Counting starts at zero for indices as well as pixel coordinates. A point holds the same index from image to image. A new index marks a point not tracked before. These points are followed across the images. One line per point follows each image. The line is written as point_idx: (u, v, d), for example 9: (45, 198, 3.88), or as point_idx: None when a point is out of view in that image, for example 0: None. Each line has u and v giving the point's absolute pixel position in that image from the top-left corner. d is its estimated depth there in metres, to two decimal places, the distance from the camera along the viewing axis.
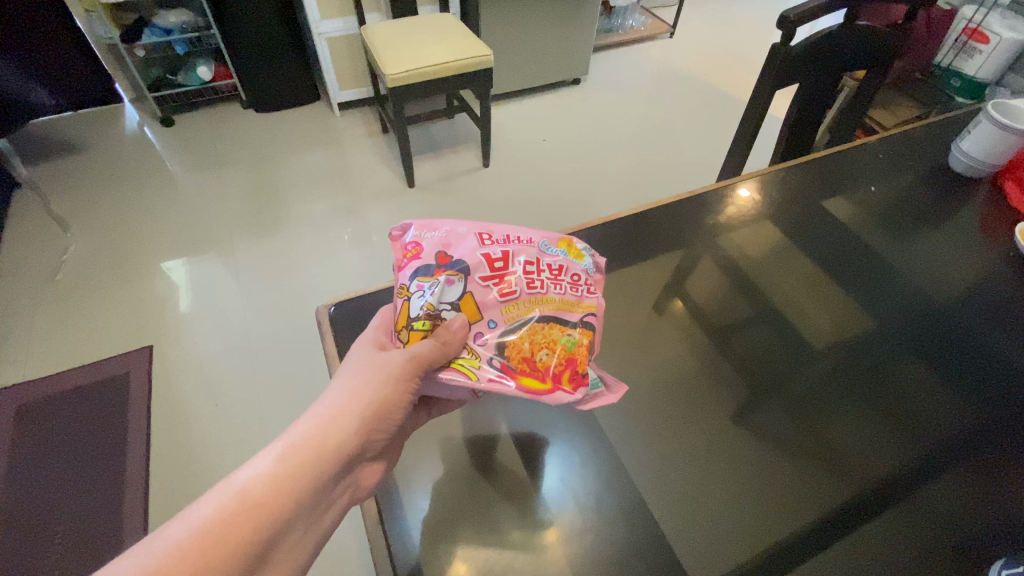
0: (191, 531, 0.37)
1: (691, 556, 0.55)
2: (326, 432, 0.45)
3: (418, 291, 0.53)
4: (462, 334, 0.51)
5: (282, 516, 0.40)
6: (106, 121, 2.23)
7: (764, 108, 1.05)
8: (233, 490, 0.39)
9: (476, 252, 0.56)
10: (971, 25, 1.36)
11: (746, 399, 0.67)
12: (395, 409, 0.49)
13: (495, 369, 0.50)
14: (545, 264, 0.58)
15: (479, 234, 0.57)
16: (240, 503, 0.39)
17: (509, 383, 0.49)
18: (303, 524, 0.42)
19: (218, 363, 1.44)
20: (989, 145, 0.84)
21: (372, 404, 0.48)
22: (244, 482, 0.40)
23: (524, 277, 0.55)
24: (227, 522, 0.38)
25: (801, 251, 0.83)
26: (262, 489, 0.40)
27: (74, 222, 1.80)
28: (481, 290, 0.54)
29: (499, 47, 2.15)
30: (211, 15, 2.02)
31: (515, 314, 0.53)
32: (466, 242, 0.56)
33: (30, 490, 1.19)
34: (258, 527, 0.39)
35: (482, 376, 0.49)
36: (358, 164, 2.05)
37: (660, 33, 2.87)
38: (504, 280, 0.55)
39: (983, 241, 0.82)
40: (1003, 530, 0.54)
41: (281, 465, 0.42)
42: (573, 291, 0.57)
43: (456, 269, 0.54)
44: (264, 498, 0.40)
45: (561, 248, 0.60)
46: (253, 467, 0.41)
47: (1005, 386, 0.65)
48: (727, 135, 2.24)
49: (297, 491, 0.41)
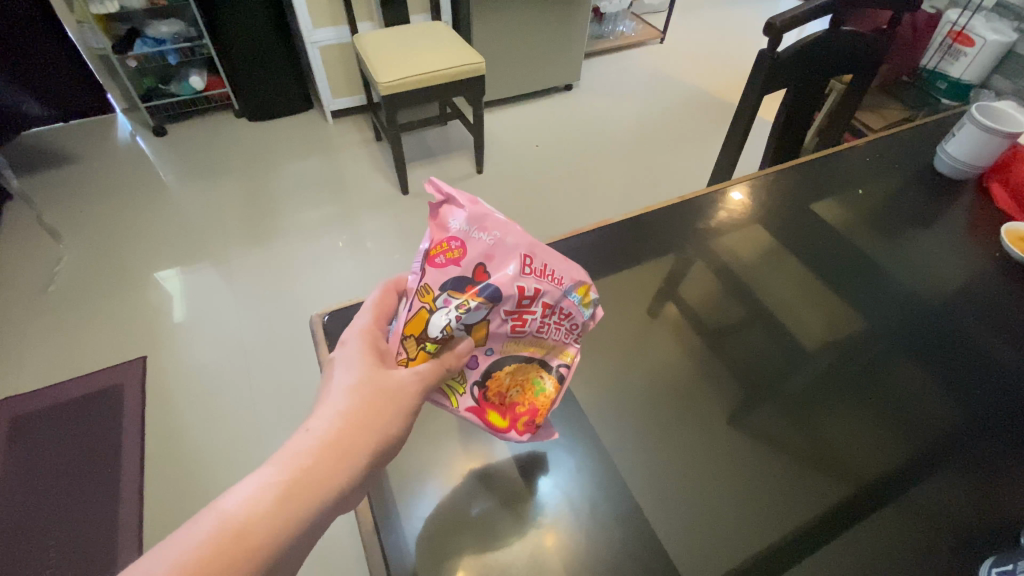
0: (176, 564, 0.36)
1: (689, 555, 0.55)
2: (323, 454, 0.43)
3: (443, 306, 0.49)
4: (463, 357, 0.52)
5: (274, 545, 0.39)
6: (98, 130, 2.22)
7: (751, 114, 1.07)
8: (221, 515, 0.39)
9: (513, 283, 0.50)
10: (956, 28, 1.38)
11: (741, 400, 0.68)
12: (395, 432, 0.48)
13: (474, 398, 0.54)
14: (563, 309, 0.55)
15: (522, 257, 0.51)
16: (229, 531, 0.38)
17: (475, 414, 0.54)
18: (300, 549, 0.41)
19: (213, 372, 1.43)
20: (973, 148, 0.85)
21: (372, 428, 0.46)
22: (233, 507, 0.39)
23: (538, 318, 0.54)
24: (215, 555, 0.37)
25: (791, 253, 0.84)
26: (252, 516, 0.39)
27: (68, 232, 1.79)
28: (497, 322, 0.51)
29: (491, 54, 2.17)
30: (203, 25, 2.03)
31: (511, 349, 0.55)
32: (507, 262, 0.51)
33: (22, 503, 1.18)
34: (248, 560, 0.38)
35: (461, 404, 0.54)
36: (352, 172, 2.05)
37: (651, 39, 2.90)
38: (521, 319, 0.52)
39: (971, 242, 0.83)
40: (994, 528, 0.55)
41: (274, 492, 0.40)
42: (564, 339, 0.57)
43: (486, 296, 0.49)
44: (256, 530, 0.39)
45: (578, 294, 0.56)
46: (244, 492, 0.40)
47: (993, 384, 0.67)
48: (718, 139, 2.27)
49: (290, 520, 0.40)
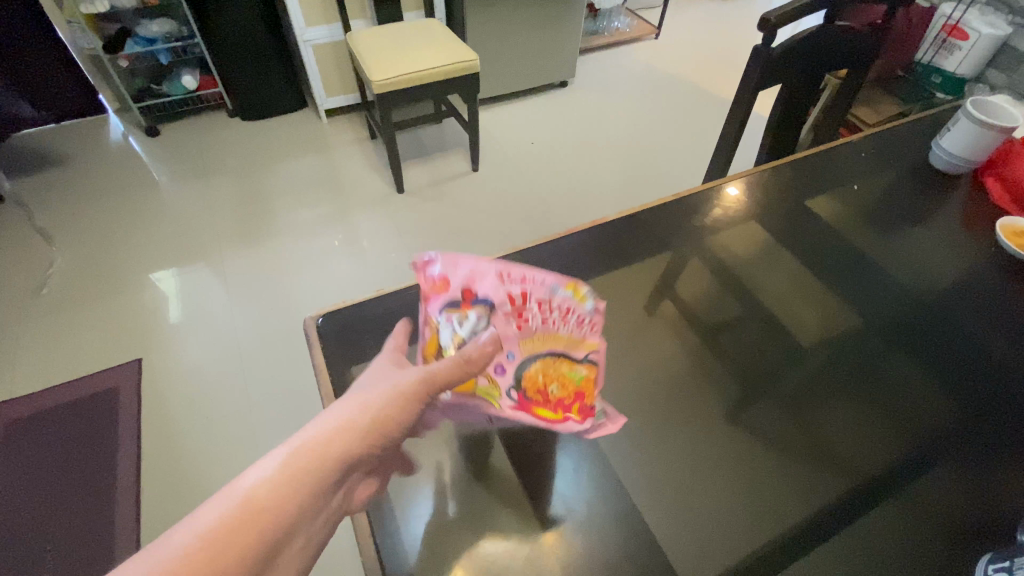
0: (196, 537, 0.33)
1: (686, 556, 0.55)
2: (336, 441, 0.41)
3: (444, 323, 0.54)
4: (487, 354, 0.51)
5: (287, 520, 0.36)
6: (91, 132, 2.20)
7: (746, 109, 1.06)
8: (237, 497, 0.35)
9: (496, 288, 0.54)
10: (951, 22, 1.38)
11: (738, 397, 0.68)
12: (400, 425, 0.46)
13: (513, 398, 0.57)
14: (557, 305, 0.55)
15: (500, 271, 0.55)
16: (248, 513, 0.35)
17: (521, 412, 0.57)
18: (307, 530, 0.38)
19: (209, 373, 1.43)
20: (969, 142, 0.85)
21: (381, 419, 0.45)
22: (249, 486, 0.36)
23: (541, 310, 0.55)
24: (232, 530, 0.34)
25: (787, 250, 0.84)
26: (270, 497, 0.36)
27: (61, 234, 1.78)
28: (502, 326, 0.54)
29: (485, 51, 2.15)
30: (193, 24, 2.01)
31: (533, 350, 0.56)
32: (486, 278, 0.54)
33: (17, 508, 1.17)
34: (263, 536, 0.35)
35: (502, 404, 0.57)
36: (346, 171, 2.04)
37: (647, 34, 2.89)
38: (521, 315, 0.54)
39: (966, 236, 0.83)
40: (993, 523, 0.55)
41: (292, 466, 0.38)
42: (584, 333, 0.56)
43: (480, 304, 0.54)
44: (273, 505, 0.36)
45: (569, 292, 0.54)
46: (262, 470, 0.37)
47: (991, 379, 0.66)
48: (713, 134, 2.27)
49: (304, 496, 0.38)
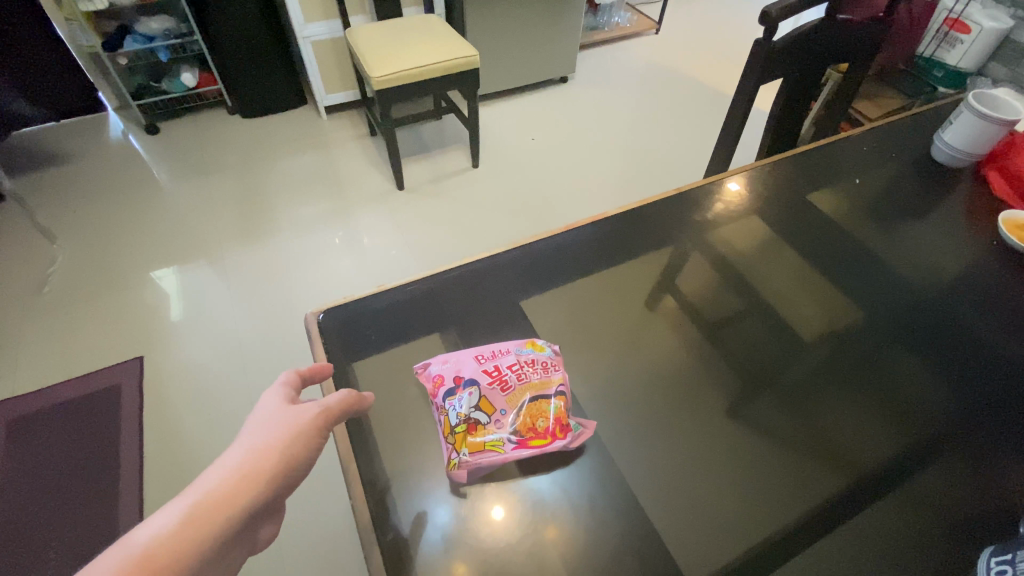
0: None
1: (689, 551, 0.55)
2: (237, 483, 0.36)
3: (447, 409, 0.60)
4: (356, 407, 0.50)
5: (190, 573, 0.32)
6: (90, 130, 2.20)
7: (747, 104, 1.06)
8: (129, 551, 0.31)
9: (477, 369, 0.63)
10: (952, 16, 1.36)
11: (739, 392, 0.68)
12: (308, 460, 0.41)
13: (512, 438, 0.58)
14: None
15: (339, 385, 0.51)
16: (141, 568, 0.30)
17: (523, 448, 0.58)
18: None
19: (211, 371, 1.43)
20: (971, 135, 0.85)
21: (287, 456, 0.40)
22: (144, 540, 0.31)
23: (515, 371, 0.63)
24: None
25: (788, 244, 0.84)
26: (165, 547, 0.31)
27: (62, 233, 1.78)
28: (490, 391, 0.61)
29: (485, 47, 2.15)
30: (192, 21, 2.01)
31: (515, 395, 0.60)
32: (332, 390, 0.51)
33: (20, 506, 1.17)
34: None
35: (507, 447, 0.58)
36: (346, 168, 2.04)
37: (647, 29, 2.88)
38: (501, 379, 0.62)
39: (968, 230, 0.83)
40: (994, 517, 0.55)
41: (194, 517, 0.33)
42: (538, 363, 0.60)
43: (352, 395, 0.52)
44: (173, 558, 0.31)
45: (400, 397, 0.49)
46: (158, 521, 0.32)
47: (992, 373, 0.66)
48: (714, 130, 2.26)
49: (210, 544, 0.33)
